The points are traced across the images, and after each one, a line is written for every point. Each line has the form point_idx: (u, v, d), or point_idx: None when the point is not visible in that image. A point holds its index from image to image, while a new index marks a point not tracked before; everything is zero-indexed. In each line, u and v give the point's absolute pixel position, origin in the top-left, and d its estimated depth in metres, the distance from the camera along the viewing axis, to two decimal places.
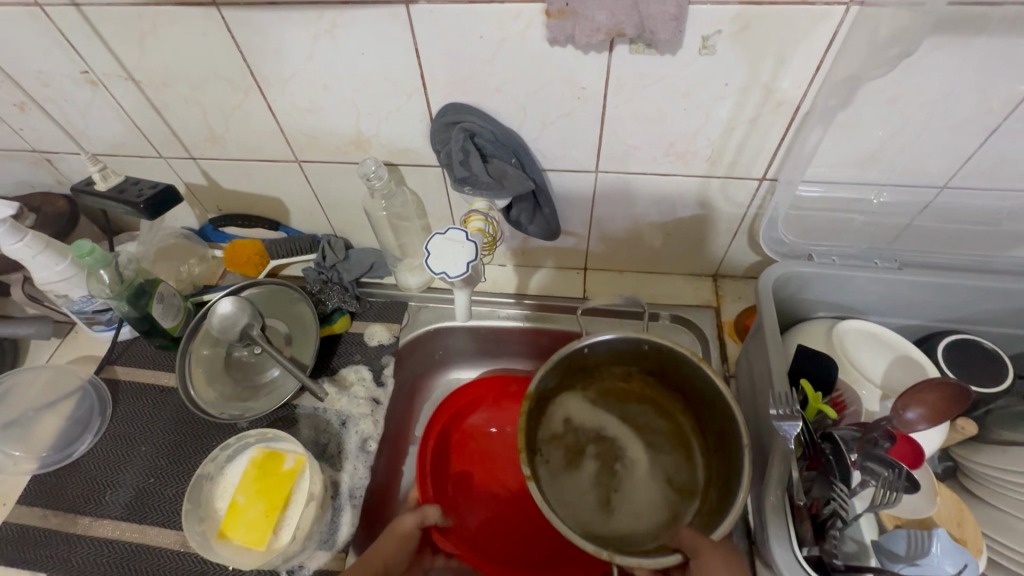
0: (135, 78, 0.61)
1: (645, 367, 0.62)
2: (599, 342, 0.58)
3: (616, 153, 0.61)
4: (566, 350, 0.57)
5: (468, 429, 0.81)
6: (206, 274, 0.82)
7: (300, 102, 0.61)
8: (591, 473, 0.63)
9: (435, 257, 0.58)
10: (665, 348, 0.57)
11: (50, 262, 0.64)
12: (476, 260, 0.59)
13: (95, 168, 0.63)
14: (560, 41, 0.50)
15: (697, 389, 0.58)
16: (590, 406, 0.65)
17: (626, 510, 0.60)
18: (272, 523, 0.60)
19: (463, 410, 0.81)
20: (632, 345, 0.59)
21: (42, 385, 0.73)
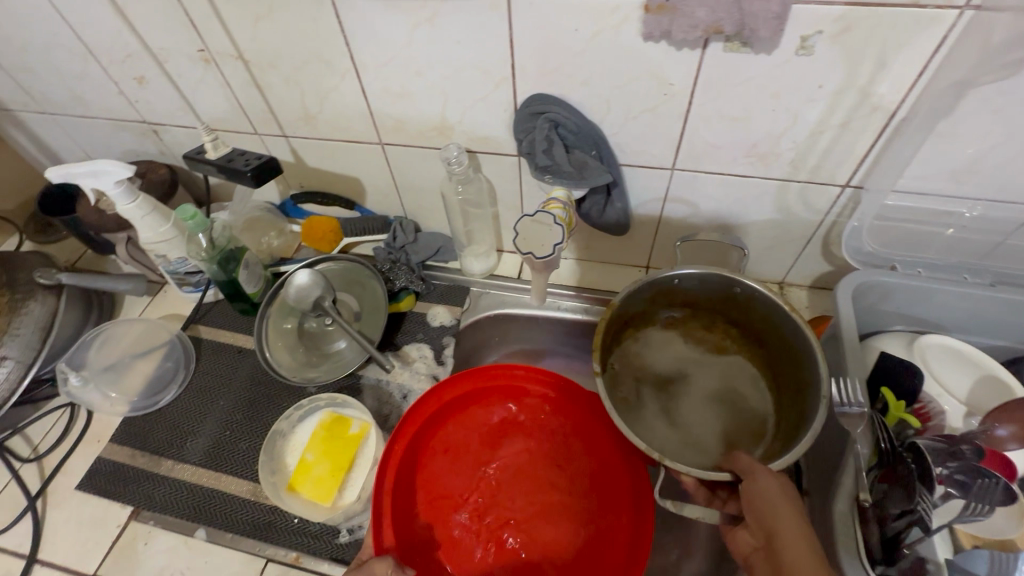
0: (245, 57, 0.65)
1: (729, 314, 0.65)
2: (687, 276, 0.60)
3: (695, 151, 0.62)
4: (654, 278, 0.60)
5: (439, 440, 0.69)
6: (283, 247, 0.87)
7: (391, 86, 0.64)
8: (660, 405, 0.65)
9: (522, 237, 0.62)
10: (756, 295, 0.59)
11: (154, 224, 0.70)
12: (562, 244, 0.61)
13: (207, 136, 0.67)
14: (655, 36, 0.51)
15: (782, 342, 0.59)
16: (666, 341, 0.69)
17: (696, 440, 0.63)
18: (336, 483, 0.63)
19: (435, 419, 0.69)
20: (721, 287, 0.61)
21: (134, 337, 0.79)
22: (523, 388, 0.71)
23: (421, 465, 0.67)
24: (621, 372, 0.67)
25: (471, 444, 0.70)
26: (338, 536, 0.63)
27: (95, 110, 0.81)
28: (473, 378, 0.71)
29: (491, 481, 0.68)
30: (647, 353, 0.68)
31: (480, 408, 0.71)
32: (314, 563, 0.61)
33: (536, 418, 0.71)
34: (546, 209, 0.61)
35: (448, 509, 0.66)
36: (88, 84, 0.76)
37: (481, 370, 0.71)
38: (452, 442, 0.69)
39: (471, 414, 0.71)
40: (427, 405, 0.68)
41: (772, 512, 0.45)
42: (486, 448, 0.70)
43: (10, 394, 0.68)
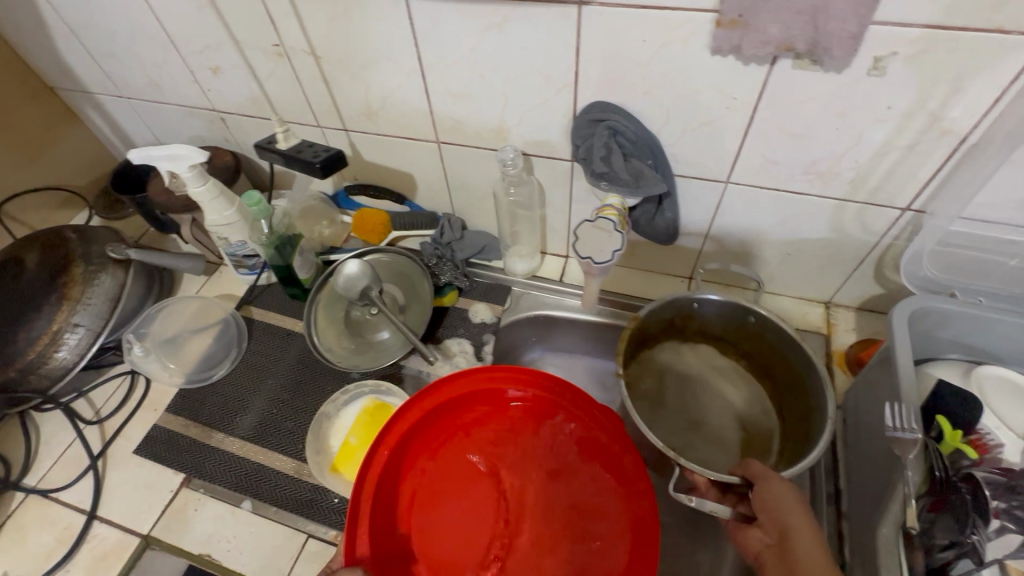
0: (317, 53, 0.68)
1: (741, 340, 0.71)
2: (708, 300, 0.66)
3: (753, 166, 0.62)
4: (676, 299, 0.67)
5: (428, 447, 0.65)
6: (333, 236, 0.90)
7: (454, 87, 0.66)
8: (672, 411, 0.72)
9: (581, 242, 0.62)
10: (769, 325, 0.65)
11: (222, 207, 0.73)
12: (620, 248, 0.62)
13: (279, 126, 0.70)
14: (723, 50, 0.51)
15: (789, 369, 0.66)
16: (681, 355, 0.75)
17: (704, 443, 0.70)
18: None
19: (426, 420, 0.65)
20: (737, 317, 0.67)
21: (192, 313, 0.83)
22: (521, 396, 0.68)
23: (406, 471, 0.63)
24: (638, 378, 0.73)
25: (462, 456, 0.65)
26: None
27: (168, 96, 0.86)
28: (468, 380, 0.67)
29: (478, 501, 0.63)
30: (660, 363, 0.74)
31: (475, 415, 0.68)
32: None
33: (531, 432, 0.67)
34: (602, 215, 0.62)
35: (432, 527, 0.60)
36: (165, 72, 0.81)
37: (479, 371, 0.67)
38: (444, 452, 0.65)
39: (464, 422, 0.67)
40: (421, 405, 0.65)
41: (786, 511, 0.48)
42: (478, 463, 0.65)
43: (78, 359, 0.72)
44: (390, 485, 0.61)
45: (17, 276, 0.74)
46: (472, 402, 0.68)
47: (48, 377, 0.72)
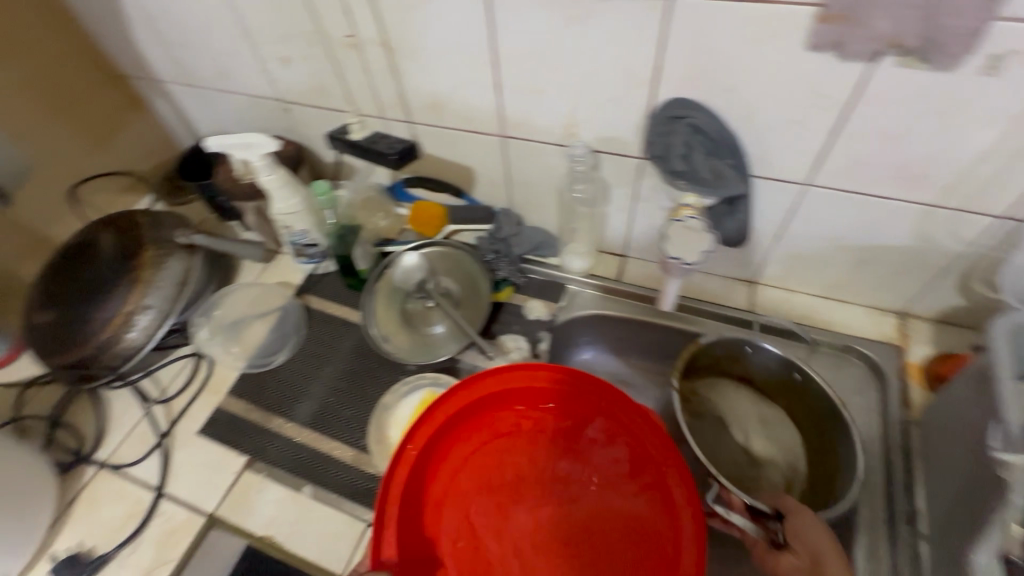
0: (389, 45, 0.68)
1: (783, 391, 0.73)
2: (762, 348, 0.71)
3: (837, 169, 0.59)
4: (729, 339, 0.72)
5: (459, 449, 0.59)
6: (387, 228, 0.88)
7: (527, 81, 0.65)
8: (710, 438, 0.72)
9: (672, 242, 0.62)
10: (812, 385, 0.69)
11: (288, 196, 0.74)
12: (712, 249, 0.62)
13: (353, 119, 0.79)
14: (822, 46, 0.49)
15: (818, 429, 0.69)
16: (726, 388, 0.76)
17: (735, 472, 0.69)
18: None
19: (455, 420, 0.59)
20: (781, 370, 0.71)
21: (252, 299, 0.85)
22: (560, 397, 0.60)
23: (435, 474, 0.57)
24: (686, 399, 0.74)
25: (495, 462, 0.59)
26: None
27: (235, 85, 0.87)
28: (504, 376, 0.60)
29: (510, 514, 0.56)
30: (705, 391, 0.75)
31: (509, 417, 0.61)
32: None
33: (569, 439, 0.60)
34: (677, 216, 0.62)
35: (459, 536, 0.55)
36: (234, 61, 0.82)
37: (516, 368, 0.60)
38: (475, 456, 0.59)
39: (497, 423, 0.60)
40: (453, 402, 0.58)
41: (813, 539, 0.51)
42: (511, 470, 0.59)
43: (148, 339, 0.74)
44: (417, 488, 0.56)
45: (93, 258, 0.76)
46: (506, 402, 0.61)
47: (120, 357, 0.73)
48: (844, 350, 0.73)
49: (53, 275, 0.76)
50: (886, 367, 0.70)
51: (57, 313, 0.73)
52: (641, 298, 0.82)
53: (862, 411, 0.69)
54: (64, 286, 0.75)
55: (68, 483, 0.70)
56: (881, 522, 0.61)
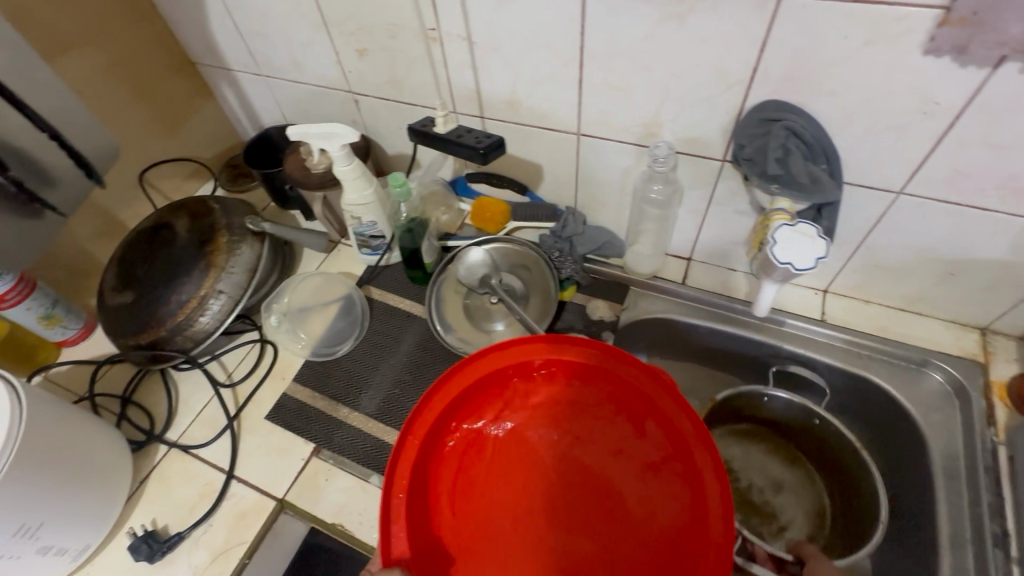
0: (472, 38, 0.68)
1: (802, 437, 0.78)
2: (777, 398, 0.75)
3: (935, 178, 0.58)
4: (746, 393, 0.76)
5: (465, 435, 0.58)
6: (449, 223, 0.90)
7: (612, 79, 0.65)
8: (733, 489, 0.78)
9: (781, 246, 0.58)
10: (831, 428, 0.72)
11: (360, 187, 0.75)
12: (826, 255, 0.58)
13: (441, 112, 0.70)
14: (940, 50, 0.48)
15: (843, 467, 0.73)
16: (743, 440, 0.81)
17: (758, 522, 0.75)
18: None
19: (456, 404, 0.57)
20: (802, 416, 0.75)
21: (314, 288, 0.85)
22: (558, 367, 0.59)
23: (442, 461, 0.56)
24: None
25: (500, 442, 0.58)
26: None
27: (306, 76, 0.88)
28: (500, 355, 0.58)
29: (521, 491, 0.56)
30: (725, 443, 0.80)
31: (512, 395, 0.60)
32: None
33: (575, 409, 0.59)
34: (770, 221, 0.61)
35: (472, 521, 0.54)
36: (309, 51, 0.82)
37: (511, 345, 0.58)
38: (480, 438, 0.58)
39: (500, 402, 0.59)
40: (451, 387, 0.57)
41: None
42: (518, 447, 0.58)
43: (219, 324, 0.76)
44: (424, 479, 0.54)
45: (169, 242, 0.77)
46: (506, 380, 0.59)
47: (192, 339, 0.75)
48: (920, 365, 0.71)
49: (130, 256, 0.78)
50: (967, 385, 0.67)
51: (134, 294, 0.75)
52: (707, 302, 0.80)
53: (941, 429, 0.66)
54: (141, 268, 0.76)
55: (141, 462, 0.72)
56: (968, 542, 0.58)
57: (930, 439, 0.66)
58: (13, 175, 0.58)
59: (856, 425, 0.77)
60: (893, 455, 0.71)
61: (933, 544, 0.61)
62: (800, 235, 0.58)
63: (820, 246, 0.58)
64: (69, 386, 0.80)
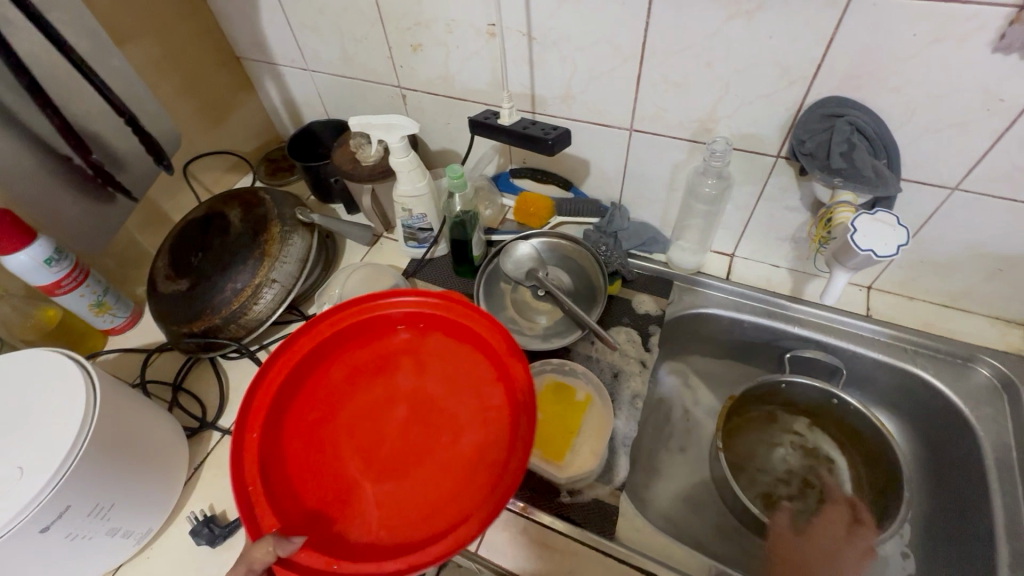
0: (532, 34, 0.70)
1: (827, 419, 0.79)
2: (795, 383, 0.78)
3: (994, 173, 0.59)
4: (765, 380, 0.78)
5: (307, 409, 0.58)
6: (491, 218, 0.91)
7: (672, 75, 0.66)
8: (762, 475, 0.77)
9: (861, 234, 0.58)
10: (850, 408, 0.75)
11: (414, 178, 0.76)
12: (907, 243, 0.58)
13: (507, 104, 0.72)
14: (1009, 48, 0.50)
15: (873, 450, 0.74)
16: (768, 425, 0.81)
17: (794, 508, 0.74)
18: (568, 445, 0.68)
19: (291, 381, 0.59)
20: (820, 397, 0.78)
21: (360, 278, 0.83)
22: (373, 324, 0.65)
23: (287, 437, 0.56)
24: (737, 439, 0.79)
25: (347, 396, 0.59)
26: (559, 495, 0.65)
27: (355, 71, 0.89)
28: (314, 332, 0.62)
29: (376, 428, 0.57)
30: (753, 430, 0.80)
31: (348, 358, 0.62)
32: (541, 515, 0.63)
33: (401, 350, 0.63)
34: (836, 214, 0.63)
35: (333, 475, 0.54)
36: (362, 46, 0.84)
37: (325, 315, 0.63)
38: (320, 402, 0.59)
39: (332, 370, 0.61)
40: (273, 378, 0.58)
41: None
42: (363, 392, 0.60)
43: (272, 312, 0.77)
44: (274, 463, 0.53)
45: (223, 231, 0.78)
46: (331, 351, 0.62)
47: (245, 327, 0.76)
48: (967, 360, 0.72)
49: (185, 246, 0.79)
50: (1016, 379, 0.68)
51: (188, 282, 0.75)
52: (750, 296, 0.81)
53: (992, 424, 0.67)
54: (196, 256, 0.77)
55: (195, 448, 0.72)
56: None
57: (982, 434, 0.66)
58: (93, 160, 0.66)
59: (901, 420, 0.78)
60: (942, 451, 0.72)
61: (988, 535, 0.61)
62: (876, 222, 0.59)
63: (902, 234, 0.58)
64: (118, 372, 0.80)
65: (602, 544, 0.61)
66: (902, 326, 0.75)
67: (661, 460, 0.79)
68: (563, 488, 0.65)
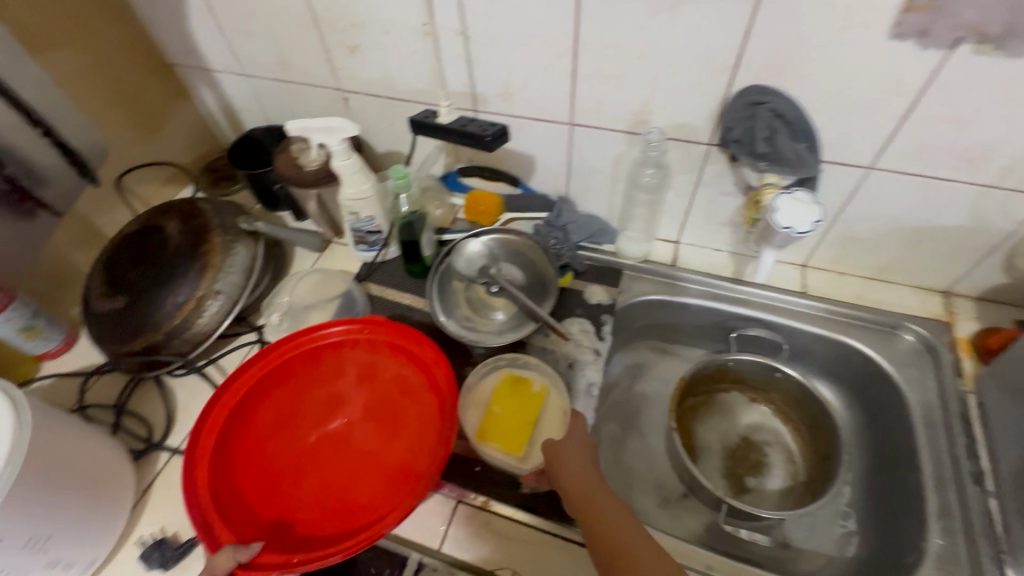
0: (468, 33, 0.70)
1: (773, 391, 0.83)
2: (740, 360, 0.81)
3: (905, 151, 0.63)
4: (714, 360, 0.81)
5: (257, 442, 0.66)
6: (442, 218, 0.91)
7: (606, 69, 0.68)
8: (717, 452, 0.80)
9: (782, 213, 0.62)
10: (793, 380, 0.79)
11: (359, 181, 0.75)
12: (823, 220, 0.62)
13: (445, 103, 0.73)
14: (905, 35, 0.53)
15: (813, 419, 0.78)
16: (720, 401, 0.84)
17: (749, 479, 0.78)
18: (526, 437, 0.67)
19: (240, 411, 0.66)
20: (765, 371, 0.81)
21: (311, 285, 0.82)
22: (311, 354, 0.71)
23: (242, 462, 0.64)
24: (692, 419, 0.82)
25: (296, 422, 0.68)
26: (521, 486, 0.65)
27: (293, 75, 0.87)
28: (257, 368, 0.68)
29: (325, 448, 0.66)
30: (707, 409, 0.83)
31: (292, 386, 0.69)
32: (503, 508, 0.64)
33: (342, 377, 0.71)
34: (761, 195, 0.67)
35: (290, 494, 0.63)
36: (298, 49, 0.82)
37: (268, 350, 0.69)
38: (266, 435, 0.66)
39: (279, 403, 0.68)
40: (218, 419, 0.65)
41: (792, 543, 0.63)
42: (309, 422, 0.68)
43: (218, 325, 0.74)
44: (229, 492, 0.61)
45: (161, 244, 0.76)
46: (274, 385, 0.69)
47: (190, 341, 0.73)
48: (894, 327, 0.77)
49: (119, 262, 0.75)
50: (937, 343, 0.74)
51: (125, 299, 0.72)
52: (696, 281, 0.84)
53: (918, 384, 0.72)
54: (133, 271, 0.74)
55: (142, 470, 0.70)
56: (949, 483, 0.64)
57: (909, 395, 0.71)
58: None
59: (840, 390, 0.82)
60: (876, 414, 0.77)
61: (918, 490, 0.65)
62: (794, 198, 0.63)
63: (817, 211, 0.62)
64: (55, 399, 0.76)
65: (562, 530, 0.63)
66: (835, 300, 0.80)
67: (621, 445, 0.81)
68: (523, 480, 0.65)
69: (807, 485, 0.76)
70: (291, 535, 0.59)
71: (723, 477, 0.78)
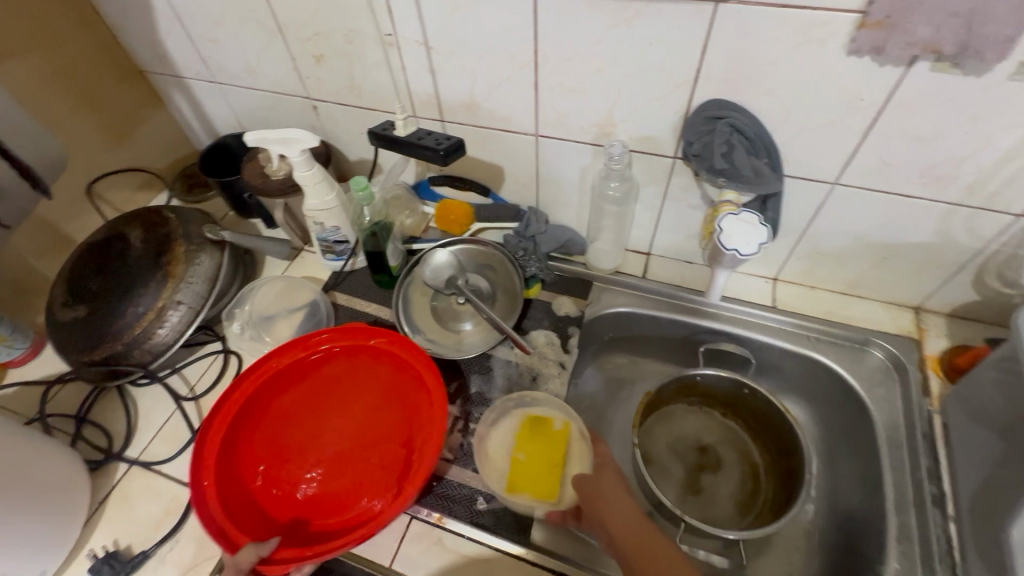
0: (430, 44, 0.70)
1: (737, 407, 0.82)
2: (708, 376, 0.79)
3: (869, 167, 0.62)
4: (682, 375, 0.80)
5: (257, 450, 0.66)
6: (413, 226, 0.91)
7: (567, 81, 0.67)
8: (678, 471, 0.79)
9: (727, 234, 0.62)
10: (760, 397, 0.77)
11: (323, 192, 0.75)
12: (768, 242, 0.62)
13: (402, 115, 0.74)
14: (861, 51, 0.52)
15: (778, 436, 0.77)
16: (684, 417, 0.84)
17: (711, 497, 0.77)
18: (558, 479, 0.65)
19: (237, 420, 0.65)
20: (733, 386, 0.79)
21: (276, 294, 0.82)
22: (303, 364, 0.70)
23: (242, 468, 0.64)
24: (654, 435, 0.82)
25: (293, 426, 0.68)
26: (475, 503, 0.65)
27: (263, 83, 0.87)
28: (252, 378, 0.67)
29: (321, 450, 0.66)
30: (671, 426, 0.83)
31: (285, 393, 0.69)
32: (455, 525, 0.64)
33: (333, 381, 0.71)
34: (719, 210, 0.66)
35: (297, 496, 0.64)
36: (265, 57, 0.82)
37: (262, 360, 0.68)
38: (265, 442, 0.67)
39: (272, 409, 0.68)
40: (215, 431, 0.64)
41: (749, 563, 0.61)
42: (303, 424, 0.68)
43: (180, 335, 0.74)
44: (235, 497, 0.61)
45: (123, 253, 0.75)
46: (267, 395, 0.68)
47: (150, 352, 0.73)
48: (862, 343, 0.76)
49: (82, 271, 0.75)
50: (905, 361, 0.72)
51: (87, 308, 0.72)
52: (666, 294, 0.83)
53: (884, 403, 0.71)
54: (96, 280, 0.74)
55: (100, 482, 0.70)
56: (910, 505, 0.63)
57: (875, 413, 0.70)
58: None
59: (809, 405, 0.81)
60: (842, 431, 0.76)
61: (880, 513, 0.64)
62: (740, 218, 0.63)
63: (761, 232, 0.62)
64: (18, 408, 0.76)
65: (514, 548, 0.62)
66: (804, 314, 0.79)
67: None
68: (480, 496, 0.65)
69: (771, 502, 0.75)
70: (306, 533, 0.61)
71: (684, 495, 0.77)
